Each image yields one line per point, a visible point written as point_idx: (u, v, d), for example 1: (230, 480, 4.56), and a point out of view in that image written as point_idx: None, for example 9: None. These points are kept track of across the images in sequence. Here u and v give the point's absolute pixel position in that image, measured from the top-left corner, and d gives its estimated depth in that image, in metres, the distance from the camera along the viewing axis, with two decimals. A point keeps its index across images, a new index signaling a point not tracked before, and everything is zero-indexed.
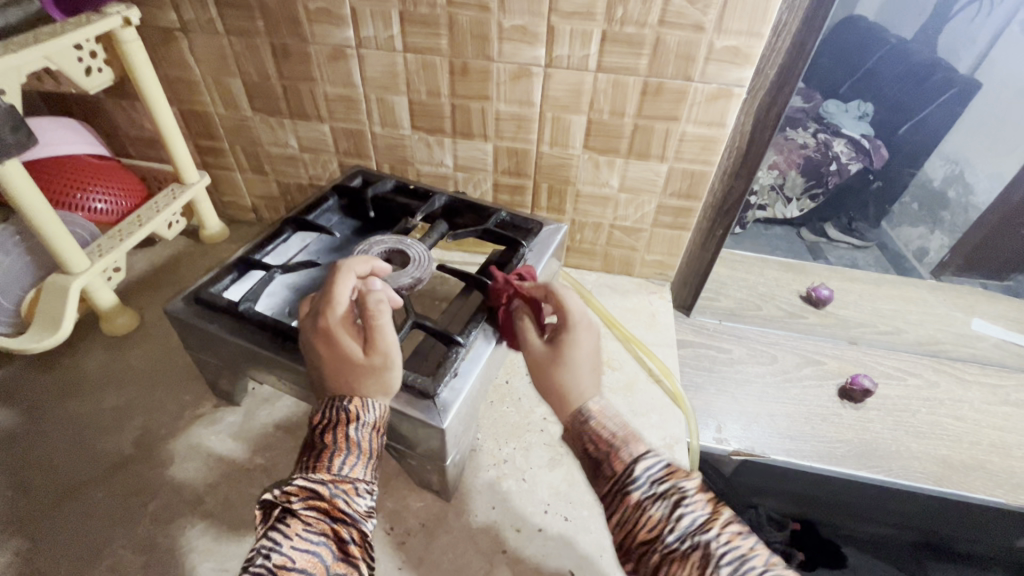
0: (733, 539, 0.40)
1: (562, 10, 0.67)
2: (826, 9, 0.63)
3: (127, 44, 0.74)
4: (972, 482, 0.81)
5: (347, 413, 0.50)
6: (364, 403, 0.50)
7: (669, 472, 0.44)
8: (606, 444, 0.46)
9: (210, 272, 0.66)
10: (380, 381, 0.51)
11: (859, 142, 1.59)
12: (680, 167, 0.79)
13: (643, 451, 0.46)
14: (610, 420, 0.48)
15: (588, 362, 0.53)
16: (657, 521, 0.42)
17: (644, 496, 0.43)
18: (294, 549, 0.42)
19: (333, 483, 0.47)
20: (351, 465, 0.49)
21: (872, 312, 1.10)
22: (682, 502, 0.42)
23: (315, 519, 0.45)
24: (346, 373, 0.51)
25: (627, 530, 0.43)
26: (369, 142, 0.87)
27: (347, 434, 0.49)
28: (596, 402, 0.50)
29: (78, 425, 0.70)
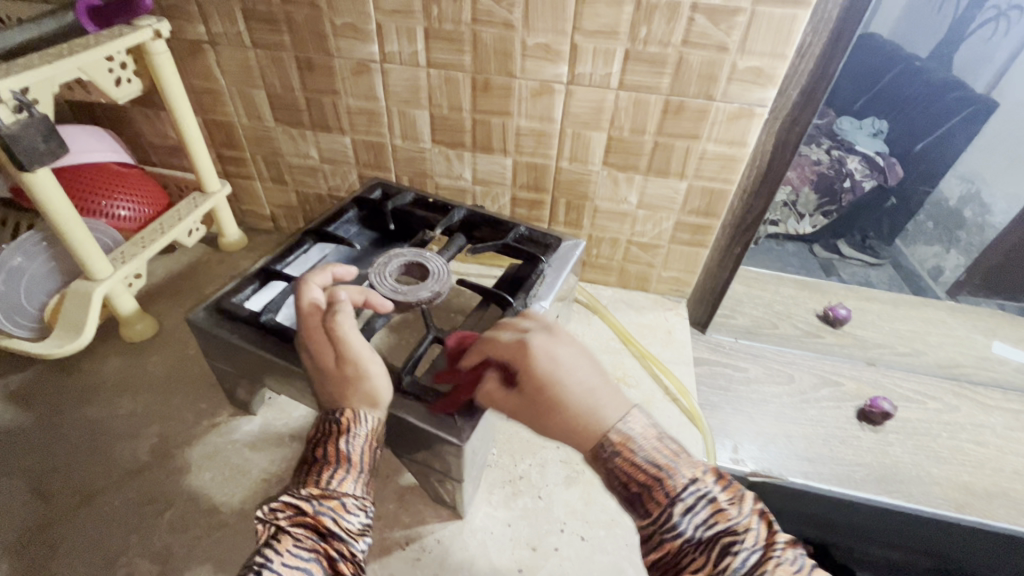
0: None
1: (586, 29, 0.68)
2: (850, 32, 0.63)
3: (156, 55, 0.75)
4: (996, 510, 0.79)
5: (338, 426, 0.50)
6: (354, 416, 0.51)
7: (711, 507, 0.42)
8: (642, 479, 0.44)
9: (232, 281, 0.67)
10: (361, 390, 0.51)
11: (873, 159, 1.59)
12: (700, 184, 0.79)
13: (684, 485, 0.43)
14: (640, 453, 0.45)
15: (571, 375, 0.49)
16: (701, 565, 0.40)
17: (684, 539, 0.42)
18: (283, 565, 0.42)
19: (320, 498, 0.47)
20: (340, 479, 0.48)
21: (890, 333, 1.08)
22: (733, 546, 0.40)
23: (303, 536, 0.45)
24: (330, 386, 0.52)
25: (670, 571, 0.42)
26: (389, 155, 0.88)
27: (338, 447, 0.49)
28: (616, 430, 0.46)
29: (95, 430, 0.70)
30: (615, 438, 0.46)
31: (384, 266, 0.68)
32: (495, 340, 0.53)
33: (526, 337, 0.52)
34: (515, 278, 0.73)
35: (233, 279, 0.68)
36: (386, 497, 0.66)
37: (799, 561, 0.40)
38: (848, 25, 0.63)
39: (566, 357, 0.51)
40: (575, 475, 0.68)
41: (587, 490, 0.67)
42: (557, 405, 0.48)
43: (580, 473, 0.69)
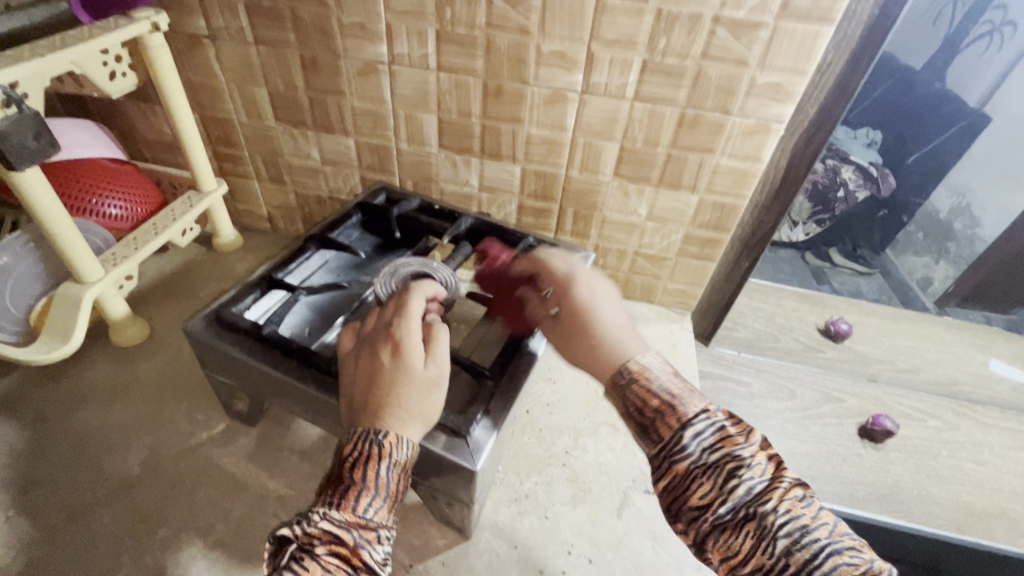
0: (793, 508, 0.39)
1: (603, 38, 0.66)
2: (873, 52, 0.62)
3: (154, 49, 0.72)
4: (995, 531, 0.80)
5: (381, 448, 0.46)
6: (398, 440, 0.46)
7: (721, 436, 0.43)
8: (655, 405, 0.46)
9: (232, 289, 0.64)
10: (428, 401, 0.50)
11: (868, 169, 1.55)
12: (711, 199, 0.78)
13: (694, 414, 0.45)
14: (654, 379, 0.48)
15: (604, 305, 0.56)
16: (708, 489, 0.41)
17: (694, 465, 0.42)
18: None
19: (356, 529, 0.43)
20: (376, 508, 0.45)
21: (890, 349, 1.09)
22: (738, 471, 0.41)
23: (336, 568, 0.41)
24: (394, 387, 0.49)
25: (677, 495, 0.43)
26: (394, 159, 0.86)
27: (379, 471, 0.45)
28: (638, 362, 0.49)
29: (82, 441, 0.67)
30: (633, 367, 0.49)
31: (389, 275, 0.65)
32: (550, 264, 0.63)
33: (575, 272, 0.61)
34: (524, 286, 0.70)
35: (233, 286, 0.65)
36: None
37: (809, 501, 0.40)
38: (870, 46, 0.62)
39: (605, 296, 0.58)
40: (582, 495, 0.67)
41: (594, 511, 0.66)
42: (585, 329, 0.54)
43: (587, 493, 0.67)
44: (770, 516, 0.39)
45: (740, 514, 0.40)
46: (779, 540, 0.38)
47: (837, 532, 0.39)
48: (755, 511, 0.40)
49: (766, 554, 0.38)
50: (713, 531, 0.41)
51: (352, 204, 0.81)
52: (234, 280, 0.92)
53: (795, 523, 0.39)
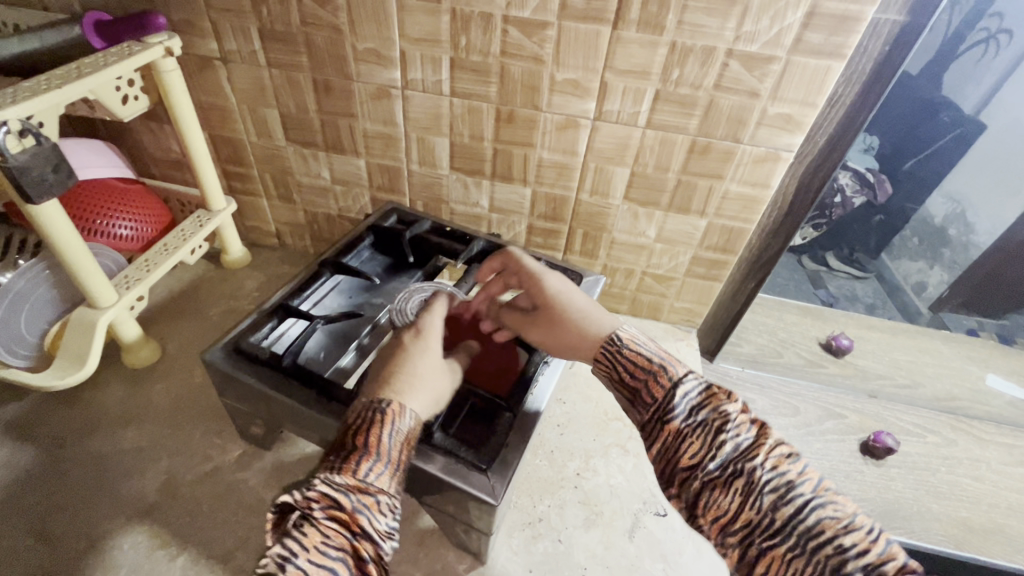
0: (780, 464, 0.42)
1: (618, 68, 0.67)
2: (882, 86, 0.63)
3: (167, 74, 0.72)
4: (992, 546, 0.82)
5: (383, 415, 0.47)
6: (401, 410, 0.48)
7: (708, 396, 0.46)
8: (646, 368, 0.50)
9: (249, 318, 0.64)
10: (444, 383, 0.55)
11: (863, 175, 1.43)
12: (720, 223, 0.80)
13: (683, 375, 0.48)
14: (643, 346, 0.52)
15: (576, 293, 0.60)
16: (698, 447, 0.44)
17: (685, 423, 0.45)
18: (309, 564, 0.39)
19: (355, 492, 0.43)
20: (377, 473, 0.45)
21: (890, 364, 1.12)
22: (725, 427, 0.44)
23: (335, 532, 0.41)
24: (421, 362, 0.54)
25: (669, 456, 0.45)
26: (404, 179, 0.86)
27: (379, 438, 0.46)
28: (626, 331, 0.53)
29: (98, 466, 0.68)
30: (621, 335, 0.53)
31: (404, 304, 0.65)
32: (521, 261, 0.65)
33: (543, 267, 0.64)
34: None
35: (250, 314, 0.65)
36: (405, 541, 0.65)
37: (797, 459, 0.43)
38: (880, 78, 0.63)
39: (574, 287, 0.62)
40: (594, 517, 0.68)
41: (607, 533, 0.67)
42: (563, 314, 0.58)
43: (599, 515, 0.69)
44: (758, 471, 0.42)
45: (729, 470, 0.42)
46: (766, 494, 0.41)
47: (821, 488, 0.41)
48: (743, 466, 0.42)
49: (753, 509, 0.41)
50: (704, 490, 0.43)
51: (363, 225, 0.81)
52: (244, 297, 0.92)
53: (780, 478, 0.41)
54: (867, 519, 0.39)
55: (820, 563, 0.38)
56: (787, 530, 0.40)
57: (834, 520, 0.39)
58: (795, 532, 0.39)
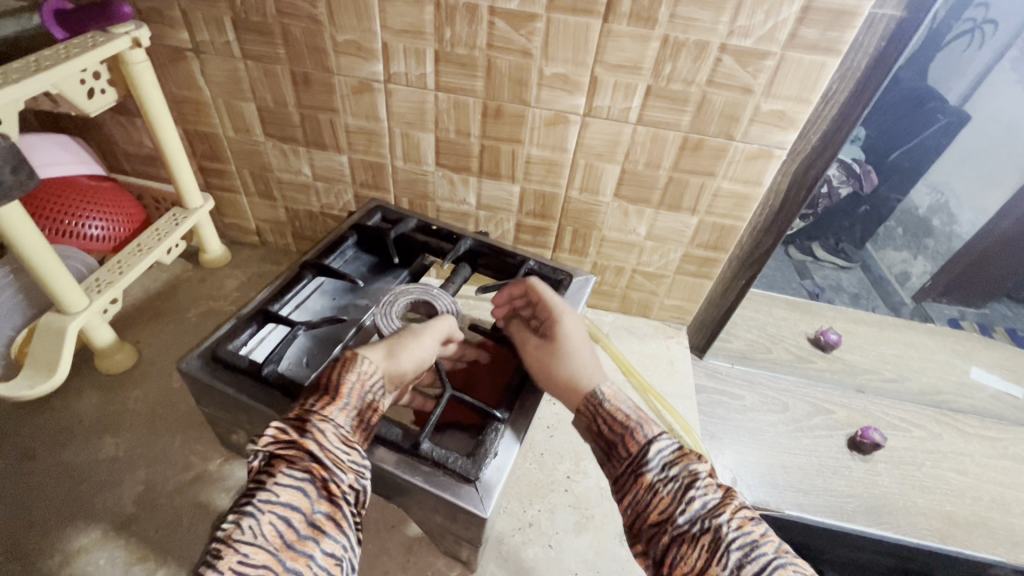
0: (744, 524, 0.45)
1: (608, 62, 0.65)
2: (877, 83, 0.62)
3: (135, 65, 0.68)
4: (975, 540, 0.83)
5: (337, 360, 0.51)
6: (357, 354, 0.52)
7: (680, 454, 0.49)
8: (622, 424, 0.52)
9: (228, 325, 0.62)
10: (416, 343, 0.56)
11: (851, 166, 1.38)
12: (711, 220, 0.78)
13: (658, 432, 0.51)
14: (622, 402, 0.54)
15: (583, 345, 0.60)
16: (669, 503, 0.46)
17: (658, 478, 0.48)
18: (274, 485, 0.42)
19: (308, 422, 0.46)
20: (328, 403, 0.47)
21: (876, 358, 1.13)
22: (694, 485, 0.47)
23: (295, 456, 0.44)
24: (395, 331, 0.57)
25: (640, 510, 0.47)
26: (389, 176, 0.83)
27: (332, 377, 0.49)
28: (609, 389, 0.55)
29: (71, 478, 0.65)
30: (604, 392, 0.55)
31: (386, 305, 0.63)
32: (543, 291, 0.63)
33: (563, 304, 0.63)
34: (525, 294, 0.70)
35: (229, 320, 0.63)
36: (392, 549, 0.64)
37: (759, 521, 0.46)
38: (875, 75, 0.62)
39: (584, 336, 0.61)
40: (584, 521, 0.67)
41: (597, 537, 0.66)
42: (564, 362, 0.58)
43: (589, 519, 0.68)
44: (724, 529, 0.44)
45: (697, 526, 0.45)
46: (731, 552, 0.43)
47: (779, 548, 0.44)
48: (709, 524, 0.45)
49: (719, 566, 0.43)
50: (673, 544, 0.45)
51: (346, 225, 0.78)
52: (223, 298, 0.89)
53: (745, 538, 0.44)
54: None
55: None
56: None
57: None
58: None
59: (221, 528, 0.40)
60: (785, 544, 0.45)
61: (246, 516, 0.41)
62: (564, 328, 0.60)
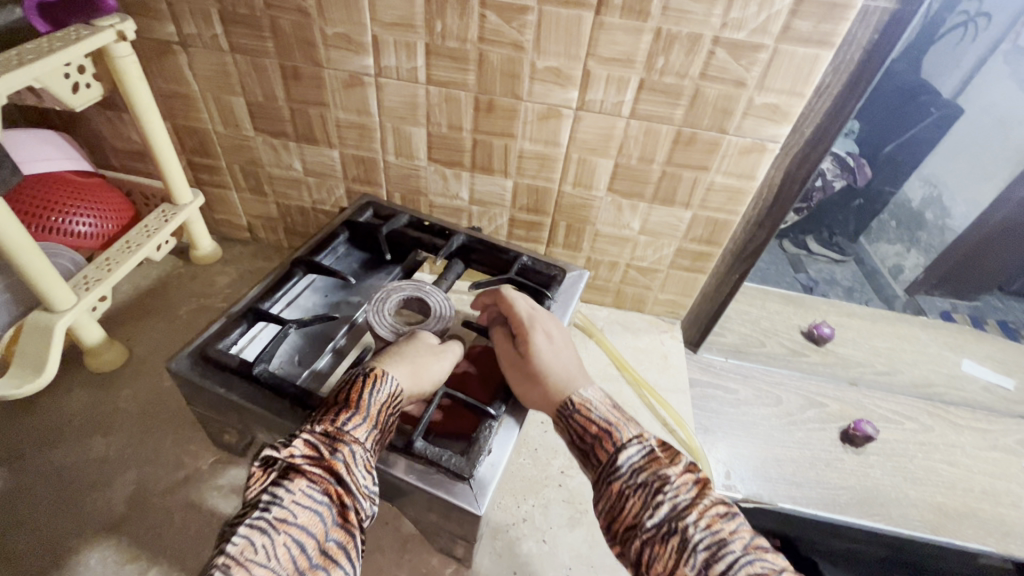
0: (713, 523, 0.43)
1: (600, 55, 0.64)
2: (870, 76, 0.62)
3: (120, 59, 0.67)
4: (966, 530, 0.84)
5: (365, 376, 0.50)
6: (384, 375, 0.50)
7: (651, 458, 0.47)
8: (594, 431, 0.50)
9: (218, 324, 0.61)
10: (435, 362, 0.55)
11: (844, 159, 1.39)
12: (705, 215, 0.78)
13: (629, 438, 0.49)
14: (594, 408, 0.52)
15: (558, 353, 0.58)
16: (638, 506, 0.45)
17: (626, 484, 0.46)
18: (295, 505, 0.42)
19: (338, 441, 0.45)
20: (356, 424, 0.47)
21: (869, 351, 1.13)
22: (662, 489, 0.45)
23: (319, 477, 0.44)
24: (410, 345, 0.56)
25: (612, 516, 0.46)
26: (381, 171, 0.83)
27: (360, 396, 0.48)
28: (582, 396, 0.53)
29: (62, 477, 0.65)
30: (576, 400, 0.53)
31: (380, 302, 0.63)
32: (512, 302, 0.62)
33: (534, 313, 0.61)
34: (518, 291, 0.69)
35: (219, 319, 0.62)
36: (386, 545, 0.64)
37: (731, 519, 0.44)
38: (869, 68, 0.61)
39: (559, 342, 0.59)
40: (578, 516, 0.68)
41: (591, 532, 0.66)
42: (536, 374, 0.56)
43: (583, 514, 0.68)
44: (690, 530, 0.43)
45: (665, 531, 0.43)
46: (699, 553, 0.42)
47: (751, 545, 0.43)
48: (677, 527, 0.43)
49: (688, 567, 0.41)
50: (644, 548, 0.43)
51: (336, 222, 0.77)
52: (214, 295, 0.88)
53: (713, 538, 0.42)
54: None
55: None
56: None
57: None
58: None
59: (232, 543, 0.39)
60: (757, 541, 0.43)
61: (264, 535, 0.40)
62: (533, 331, 0.59)
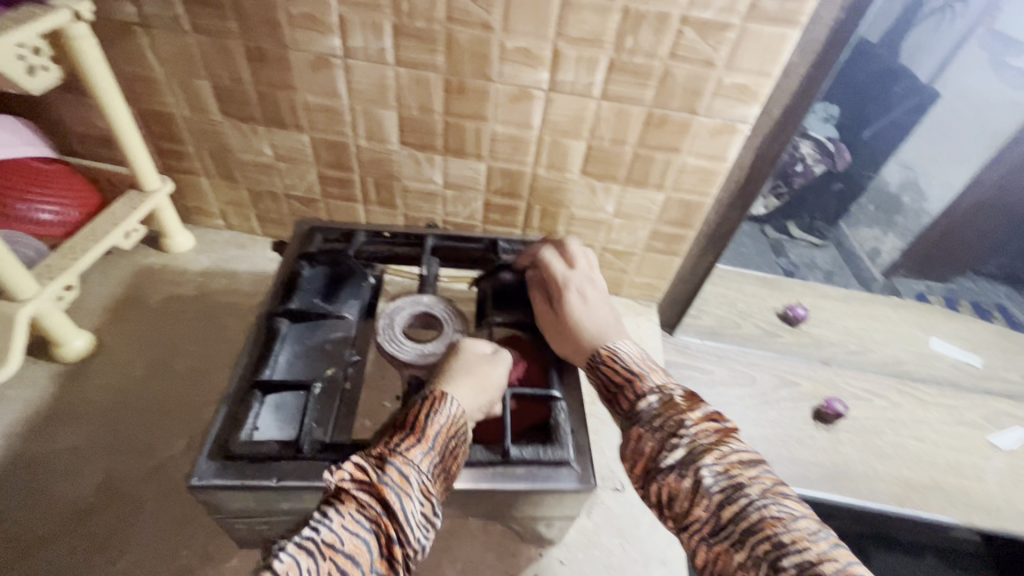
0: (730, 469, 0.42)
1: (569, 35, 0.63)
2: (836, 54, 0.62)
3: (77, 40, 0.65)
4: (930, 502, 0.86)
5: (427, 398, 0.48)
6: (444, 396, 0.48)
7: (669, 404, 0.47)
8: (620, 380, 0.52)
9: (224, 413, 0.54)
10: (491, 367, 0.53)
11: (825, 145, 1.44)
12: (677, 197, 0.79)
13: (650, 386, 0.50)
14: (622, 358, 0.53)
15: (592, 314, 0.60)
16: (653, 449, 0.45)
17: (644, 427, 0.47)
18: (341, 529, 0.40)
19: (390, 463, 0.43)
20: (412, 448, 0.44)
21: (842, 331, 1.16)
22: (678, 433, 0.45)
23: (368, 503, 0.41)
24: (461, 360, 0.53)
25: (631, 459, 0.47)
26: (353, 156, 0.82)
27: (420, 418, 0.46)
28: (609, 348, 0.55)
29: (28, 470, 0.64)
30: (604, 352, 0.55)
31: (390, 329, 0.61)
32: (549, 266, 0.65)
33: (571, 277, 0.63)
34: (505, 286, 0.69)
35: (221, 406, 0.55)
36: None
37: (749, 465, 0.42)
38: (835, 48, 0.62)
39: (596, 304, 0.61)
40: None
41: None
42: (571, 333, 0.59)
43: None
44: (704, 473, 0.42)
45: (678, 472, 0.43)
46: (712, 495, 0.41)
47: (771, 490, 0.41)
48: (690, 469, 0.43)
49: (701, 508, 0.41)
50: (659, 489, 0.44)
51: (289, 260, 0.70)
52: (186, 284, 0.87)
53: (728, 481, 0.41)
54: (814, 523, 0.39)
55: (757, 561, 0.38)
56: (730, 531, 0.40)
57: (772, 520, 0.38)
58: (737, 533, 0.39)
59: (278, 558, 0.37)
60: (782, 487, 0.41)
61: (309, 558, 0.37)
62: (568, 287, 0.62)
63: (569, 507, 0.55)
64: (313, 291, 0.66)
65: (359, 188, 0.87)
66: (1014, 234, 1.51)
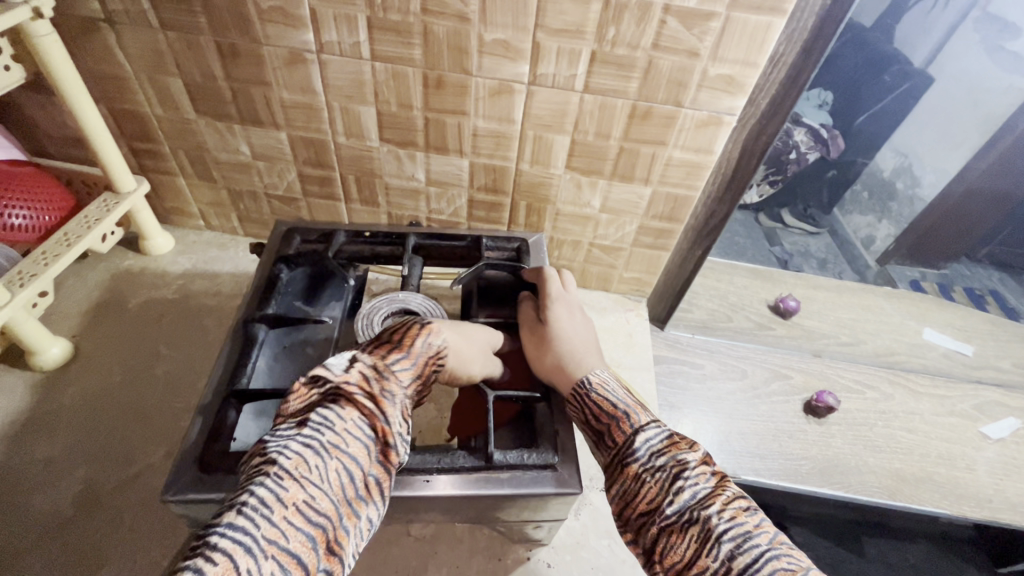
0: (737, 515, 0.41)
1: (550, 26, 0.61)
2: (825, 42, 0.60)
3: (40, 38, 0.63)
4: (921, 494, 0.86)
5: (419, 324, 0.50)
6: (436, 330, 0.50)
7: (669, 443, 0.46)
8: (612, 413, 0.50)
9: (198, 423, 0.52)
10: (482, 354, 0.55)
11: (819, 132, 1.37)
12: (664, 191, 0.77)
13: (645, 422, 0.48)
14: (611, 391, 0.52)
15: (578, 343, 0.59)
16: (655, 492, 0.43)
17: (643, 468, 0.45)
18: (345, 431, 0.41)
19: (389, 380, 0.45)
20: (404, 367, 0.46)
21: (834, 323, 1.15)
22: (682, 474, 0.43)
23: (369, 412, 0.43)
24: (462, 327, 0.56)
25: (628, 501, 0.45)
26: (332, 153, 0.80)
27: (414, 342, 0.48)
28: (597, 376, 0.54)
29: (4, 483, 0.63)
30: (593, 380, 0.54)
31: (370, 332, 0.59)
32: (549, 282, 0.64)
33: (567, 300, 0.63)
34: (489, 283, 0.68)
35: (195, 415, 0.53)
36: None
37: (753, 512, 0.41)
38: (823, 38, 0.60)
39: (582, 334, 0.61)
40: None
41: None
42: (556, 351, 0.58)
43: None
44: (713, 520, 0.40)
45: (684, 517, 0.41)
46: (723, 544, 0.39)
47: (774, 539, 0.40)
48: (698, 515, 0.41)
49: (709, 558, 0.39)
50: (660, 535, 0.42)
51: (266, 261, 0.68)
52: (166, 286, 0.85)
53: (738, 529, 0.40)
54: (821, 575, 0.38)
55: None
56: None
57: (785, 572, 0.37)
58: None
59: (286, 456, 0.38)
60: (782, 536, 0.40)
61: (315, 456, 0.39)
62: (561, 308, 0.62)
63: (553, 511, 0.54)
64: (292, 294, 0.65)
65: (340, 186, 0.85)
66: (1009, 219, 1.49)
